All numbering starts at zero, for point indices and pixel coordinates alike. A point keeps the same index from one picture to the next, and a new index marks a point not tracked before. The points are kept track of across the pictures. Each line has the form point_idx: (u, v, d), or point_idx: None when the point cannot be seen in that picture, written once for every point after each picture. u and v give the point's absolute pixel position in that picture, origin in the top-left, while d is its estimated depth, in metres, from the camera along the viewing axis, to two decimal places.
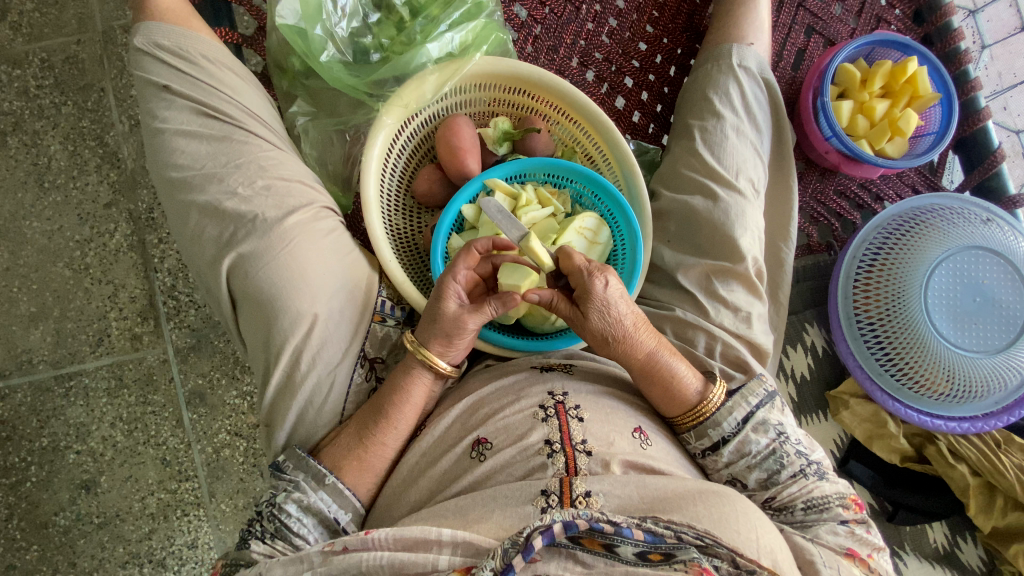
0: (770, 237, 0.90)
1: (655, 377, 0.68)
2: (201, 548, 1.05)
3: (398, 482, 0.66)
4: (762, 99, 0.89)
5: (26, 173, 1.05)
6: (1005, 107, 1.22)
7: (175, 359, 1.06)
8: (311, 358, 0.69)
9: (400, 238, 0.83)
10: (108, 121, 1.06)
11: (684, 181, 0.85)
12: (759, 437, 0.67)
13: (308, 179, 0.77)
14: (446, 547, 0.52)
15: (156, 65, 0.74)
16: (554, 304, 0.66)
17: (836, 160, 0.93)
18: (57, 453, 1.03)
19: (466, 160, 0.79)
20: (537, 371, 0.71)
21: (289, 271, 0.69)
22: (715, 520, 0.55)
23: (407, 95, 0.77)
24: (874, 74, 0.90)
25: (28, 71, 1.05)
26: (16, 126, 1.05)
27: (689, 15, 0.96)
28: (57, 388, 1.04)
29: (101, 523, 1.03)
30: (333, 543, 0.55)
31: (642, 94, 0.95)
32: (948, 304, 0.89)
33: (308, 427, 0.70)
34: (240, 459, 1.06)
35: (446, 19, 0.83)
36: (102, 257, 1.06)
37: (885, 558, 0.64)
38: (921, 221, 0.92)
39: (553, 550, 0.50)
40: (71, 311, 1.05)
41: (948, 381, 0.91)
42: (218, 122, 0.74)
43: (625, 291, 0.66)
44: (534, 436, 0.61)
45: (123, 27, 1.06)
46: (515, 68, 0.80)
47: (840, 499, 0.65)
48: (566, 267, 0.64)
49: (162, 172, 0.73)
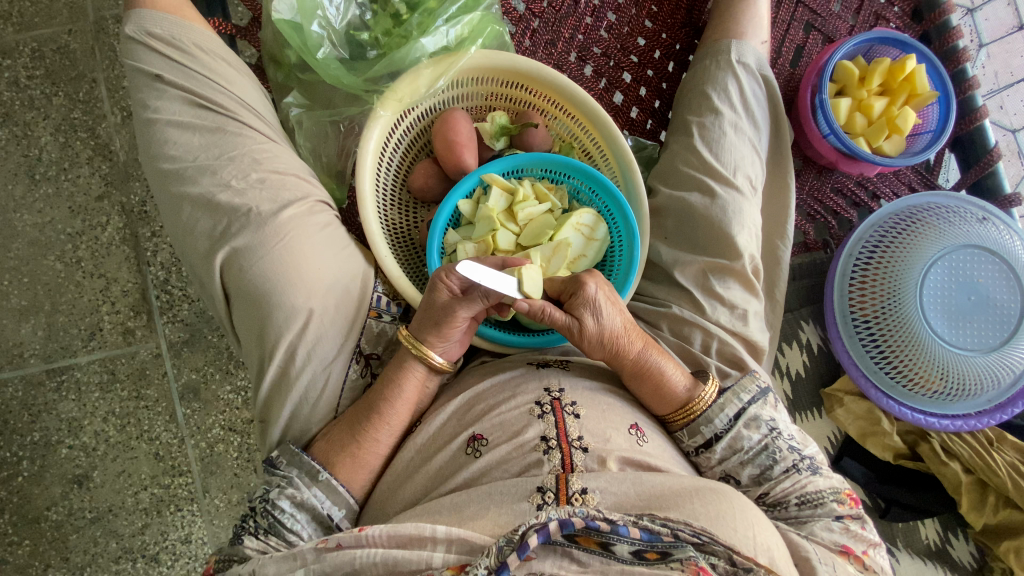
0: (767, 234, 0.90)
1: (645, 376, 0.68)
2: (195, 543, 1.04)
3: (392, 478, 0.65)
4: (760, 95, 0.89)
5: (17, 165, 1.03)
6: (1001, 106, 1.23)
7: (168, 354, 1.05)
8: (306, 354, 0.69)
9: (396, 233, 0.83)
10: (99, 112, 1.05)
11: (681, 177, 0.84)
12: (751, 433, 0.68)
13: (304, 172, 0.76)
14: (440, 544, 0.51)
15: (148, 54, 0.73)
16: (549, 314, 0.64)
17: (833, 157, 0.93)
18: (49, 447, 1.02)
19: (462, 154, 0.78)
20: (534, 368, 0.71)
21: (284, 266, 0.69)
22: (711, 518, 0.55)
23: (402, 88, 0.76)
24: (872, 71, 0.90)
25: (19, 60, 1.03)
26: (6, 117, 1.03)
27: (688, 10, 0.96)
28: (49, 382, 1.03)
29: (93, 518, 1.02)
30: (326, 541, 0.54)
31: (640, 89, 0.94)
32: (943, 303, 0.89)
33: (302, 422, 0.69)
34: (234, 454, 1.06)
35: (443, 12, 0.81)
36: (94, 250, 1.05)
37: (881, 555, 0.64)
38: (918, 220, 0.92)
39: (549, 549, 0.49)
40: (63, 305, 1.04)
41: (942, 379, 0.91)
42: (212, 113, 0.73)
43: (614, 296, 0.67)
44: (529, 433, 0.61)
45: (115, 17, 1.05)
46: (513, 62, 0.79)
47: (834, 494, 0.65)
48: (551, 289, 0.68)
49: (154, 164, 0.72)
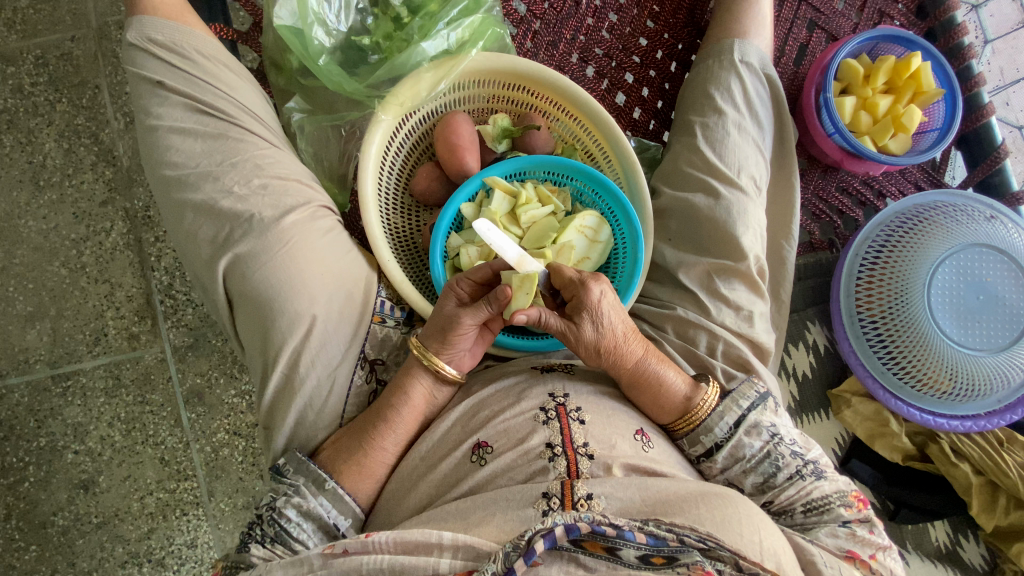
0: (773, 235, 0.89)
1: (644, 384, 0.68)
2: (201, 547, 1.04)
3: (398, 486, 0.65)
4: (763, 95, 0.88)
5: (21, 172, 1.04)
6: (1007, 102, 1.21)
7: (173, 359, 1.05)
8: (310, 360, 0.68)
9: (398, 237, 0.83)
10: (103, 118, 1.05)
11: (685, 177, 0.84)
12: (752, 440, 0.67)
13: (306, 177, 0.76)
14: (446, 550, 0.51)
15: (150, 60, 0.73)
16: (545, 320, 0.64)
17: (838, 157, 0.92)
18: (56, 453, 1.03)
19: (464, 157, 0.78)
20: (537, 372, 0.70)
21: (287, 272, 0.69)
22: (717, 522, 0.54)
23: (403, 92, 0.76)
24: (877, 69, 0.89)
25: (22, 67, 1.04)
26: (10, 124, 1.03)
27: (689, 10, 0.95)
28: (55, 388, 1.03)
29: (100, 523, 1.02)
30: (332, 546, 0.54)
31: (643, 90, 0.94)
32: (952, 303, 0.88)
33: (307, 430, 0.69)
34: (238, 458, 1.06)
35: (444, 16, 0.82)
36: (98, 255, 1.05)
37: (892, 557, 0.62)
38: (925, 219, 0.91)
39: (555, 554, 0.49)
40: (68, 310, 1.04)
41: (951, 380, 0.90)
42: (214, 119, 0.73)
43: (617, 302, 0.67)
44: (535, 439, 0.61)
45: (118, 24, 1.05)
46: (514, 65, 0.79)
47: (841, 499, 0.65)
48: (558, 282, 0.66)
49: (156, 169, 0.72)
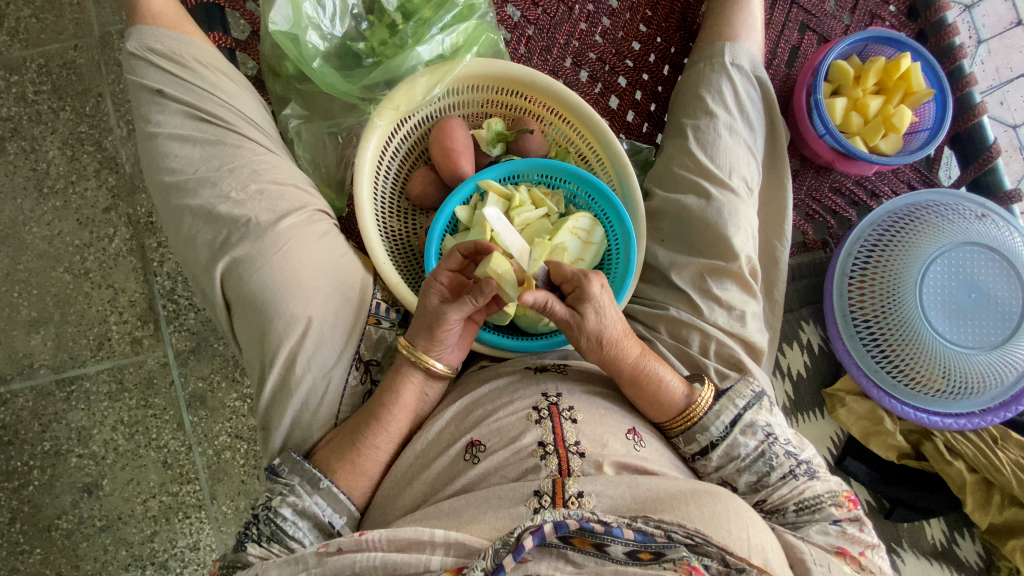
0: (765, 235, 0.90)
1: (643, 383, 0.69)
2: (204, 550, 1.05)
3: (393, 485, 0.66)
4: (754, 97, 0.89)
5: (25, 179, 1.06)
6: (1002, 101, 1.22)
7: (175, 362, 1.07)
8: (306, 361, 0.70)
9: (394, 239, 0.84)
10: (105, 126, 1.07)
11: (677, 180, 0.85)
12: (747, 440, 0.67)
13: (303, 182, 0.77)
14: (439, 547, 0.52)
15: (149, 69, 0.74)
16: (550, 307, 0.64)
17: (830, 157, 0.92)
18: (60, 456, 1.04)
19: (459, 161, 0.79)
20: (531, 372, 0.71)
21: (283, 274, 0.70)
22: (706, 520, 0.55)
23: (398, 97, 0.77)
24: (867, 70, 0.90)
25: (25, 77, 1.06)
26: (14, 132, 1.05)
27: (682, 14, 0.96)
28: (59, 393, 1.05)
29: (104, 525, 1.04)
30: (327, 544, 0.55)
31: (636, 93, 0.95)
32: (944, 301, 0.89)
33: (304, 430, 0.70)
34: (240, 461, 1.07)
35: (438, 21, 0.83)
36: (102, 261, 1.07)
37: (880, 555, 0.64)
38: (917, 218, 0.92)
39: (545, 550, 0.50)
40: (72, 316, 1.06)
41: (945, 378, 0.91)
42: (212, 126, 0.74)
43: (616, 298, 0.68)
44: (527, 438, 0.62)
45: (119, 33, 1.07)
46: (507, 70, 0.80)
47: (832, 497, 0.65)
48: (558, 276, 0.66)
49: (156, 176, 0.73)
